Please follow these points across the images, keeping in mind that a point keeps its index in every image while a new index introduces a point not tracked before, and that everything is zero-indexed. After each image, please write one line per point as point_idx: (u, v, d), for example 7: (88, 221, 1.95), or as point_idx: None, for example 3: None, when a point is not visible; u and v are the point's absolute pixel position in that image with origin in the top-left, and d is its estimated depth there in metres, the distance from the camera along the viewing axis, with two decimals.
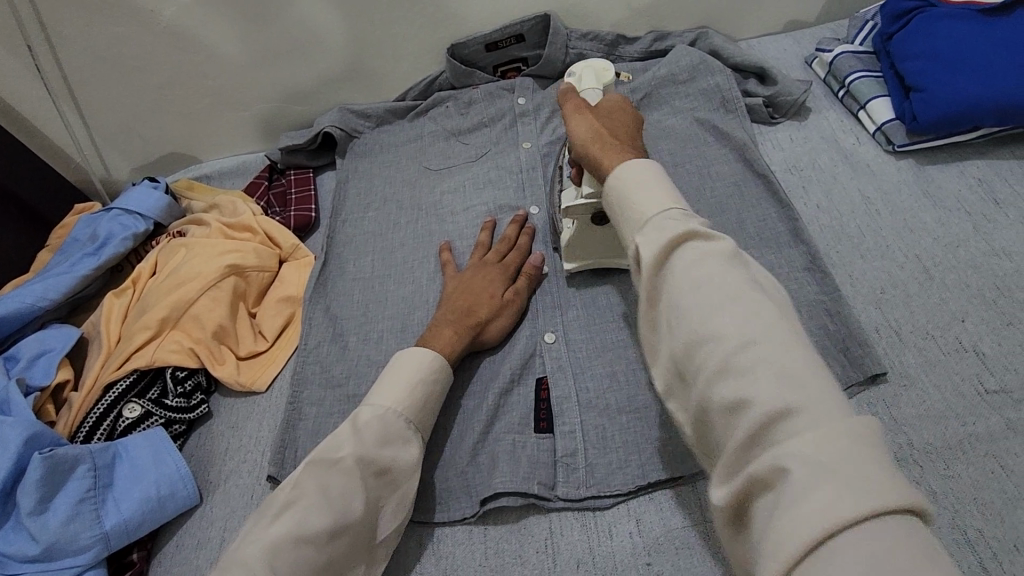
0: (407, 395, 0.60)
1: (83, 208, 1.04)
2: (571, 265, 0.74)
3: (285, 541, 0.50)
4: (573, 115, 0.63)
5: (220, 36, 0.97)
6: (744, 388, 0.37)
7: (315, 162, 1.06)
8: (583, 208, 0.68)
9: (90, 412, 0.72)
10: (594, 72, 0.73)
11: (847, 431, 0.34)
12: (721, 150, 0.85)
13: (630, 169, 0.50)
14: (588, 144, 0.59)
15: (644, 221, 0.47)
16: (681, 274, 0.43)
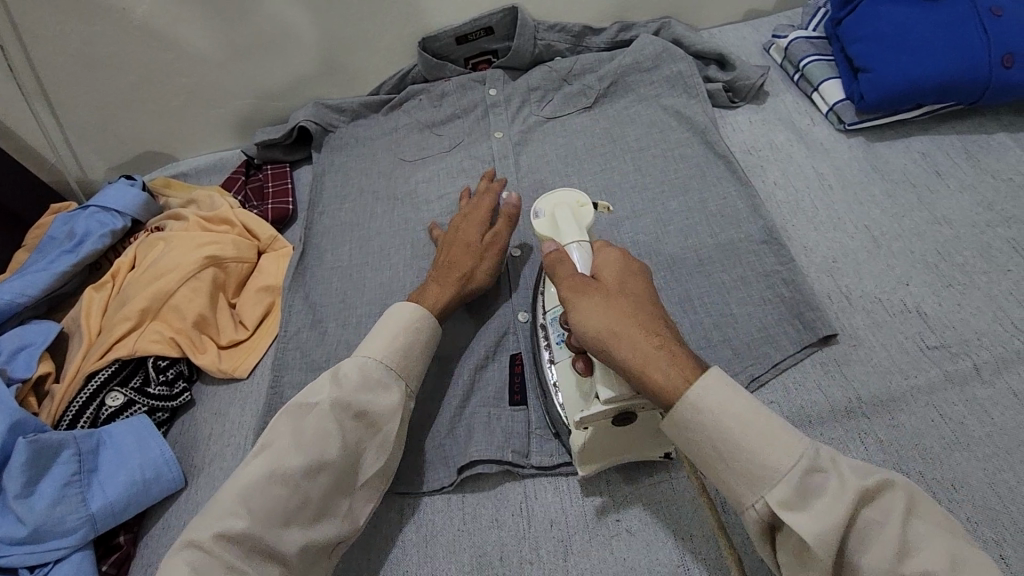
0: (387, 344, 0.62)
1: (59, 207, 1.04)
2: (587, 471, 0.60)
3: (261, 477, 0.54)
4: (577, 297, 0.55)
5: (193, 33, 0.98)
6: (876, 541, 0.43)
7: (291, 157, 1.08)
8: (603, 417, 0.55)
9: (73, 402, 0.74)
10: (569, 212, 0.64)
11: (926, 527, 0.43)
12: (684, 134, 0.89)
13: (709, 395, 0.48)
14: (633, 359, 0.50)
15: (771, 481, 0.45)
16: (712, 418, 0.48)
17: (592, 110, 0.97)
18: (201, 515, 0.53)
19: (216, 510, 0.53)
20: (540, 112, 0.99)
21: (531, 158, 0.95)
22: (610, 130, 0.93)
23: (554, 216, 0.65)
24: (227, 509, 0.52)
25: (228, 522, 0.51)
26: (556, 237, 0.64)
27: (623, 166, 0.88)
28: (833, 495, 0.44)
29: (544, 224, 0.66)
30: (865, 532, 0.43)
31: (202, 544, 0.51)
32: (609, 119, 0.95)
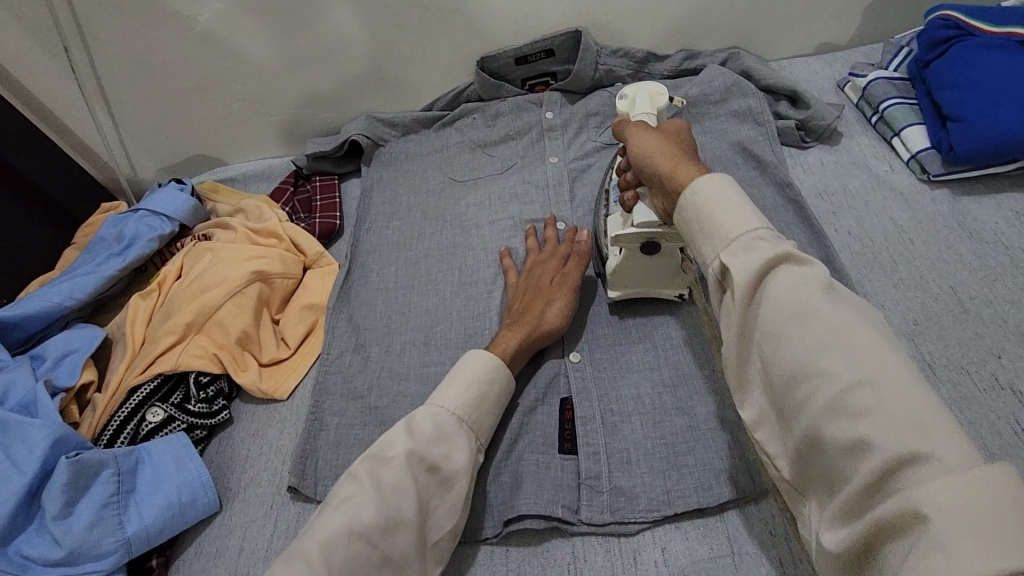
0: (461, 397, 0.62)
1: (110, 208, 1.06)
2: (616, 294, 0.73)
3: (340, 536, 0.52)
4: (640, 127, 0.64)
5: (252, 42, 0.98)
6: (819, 391, 0.43)
7: (341, 169, 1.07)
8: (633, 240, 0.66)
9: (113, 416, 0.73)
10: (650, 98, 0.71)
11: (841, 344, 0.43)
12: (751, 172, 0.85)
13: (708, 190, 0.52)
14: (664, 162, 0.58)
15: (726, 240, 0.50)
16: (695, 201, 0.53)
17: None
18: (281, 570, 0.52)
19: (294, 562, 0.51)
20: (599, 138, 0.96)
21: (588, 187, 0.93)
22: None
23: (634, 97, 0.71)
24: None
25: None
26: (629, 117, 0.71)
27: None
28: (768, 257, 0.47)
29: (623, 105, 0.72)
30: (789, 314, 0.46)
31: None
32: None
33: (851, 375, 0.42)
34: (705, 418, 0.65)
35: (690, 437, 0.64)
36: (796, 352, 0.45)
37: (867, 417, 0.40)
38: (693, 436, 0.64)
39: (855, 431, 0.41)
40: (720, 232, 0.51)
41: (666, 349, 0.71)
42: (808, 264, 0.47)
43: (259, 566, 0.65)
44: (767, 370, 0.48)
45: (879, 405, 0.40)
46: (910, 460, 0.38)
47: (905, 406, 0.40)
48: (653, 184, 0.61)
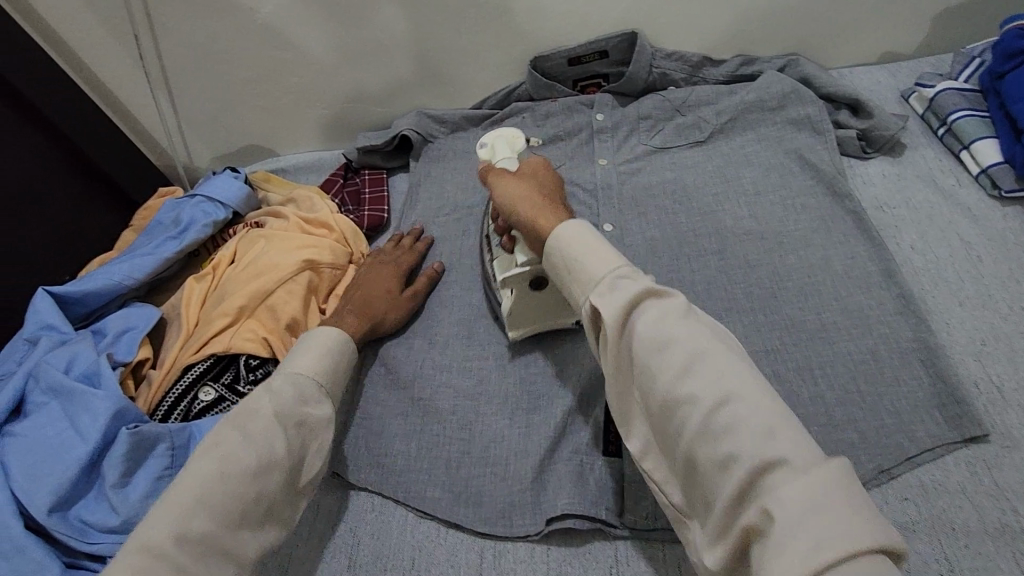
0: (314, 363, 0.67)
1: (167, 193, 1.09)
2: (516, 334, 0.74)
3: (213, 479, 0.54)
4: (500, 176, 0.70)
5: (310, 36, 1.00)
6: (688, 410, 0.44)
7: (389, 164, 1.08)
8: (521, 278, 0.69)
9: (169, 392, 0.75)
10: (506, 142, 0.75)
11: (709, 359, 0.45)
12: (807, 181, 0.84)
13: (570, 234, 0.58)
14: (528, 211, 0.65)
15: (591, 280, 0.54)
16: (562, 247, 0.58)
17: (706, 144, 0.92)
18: (153, 517, 0.52)
19: (167, 511, 0.52)
20: (649, 141, 0.95)
21: (636, 190, 0.90)
22: (723, 169, 0.89)
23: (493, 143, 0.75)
24: (178, 517, 0.51)
25: (189, 523, 0.51)
26: (491, 163, 0.75)
27: (737, 211, 0.83)
28: (630, 288, 0.50)
29: (485, 153, 0.76)
30: (650, 322, 0.48)
31: (164, 555, 0.49)
32: (723, 156, 0.90)
33: (717, 391, 0.43)
34: None
35: None
36: (665, 377, 0.45)
37: (731, 432, 0.41)
38: None
39: (715, 446, 0.42)
40: (588, 273, 0.54)
41: None
42: (666, 294, 0.50)
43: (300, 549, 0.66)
44: (645, 399, 0.48)
45: (751, 428, 0.41)
46: (762, 458, 0.40)
47: (759, 411, 0.42)
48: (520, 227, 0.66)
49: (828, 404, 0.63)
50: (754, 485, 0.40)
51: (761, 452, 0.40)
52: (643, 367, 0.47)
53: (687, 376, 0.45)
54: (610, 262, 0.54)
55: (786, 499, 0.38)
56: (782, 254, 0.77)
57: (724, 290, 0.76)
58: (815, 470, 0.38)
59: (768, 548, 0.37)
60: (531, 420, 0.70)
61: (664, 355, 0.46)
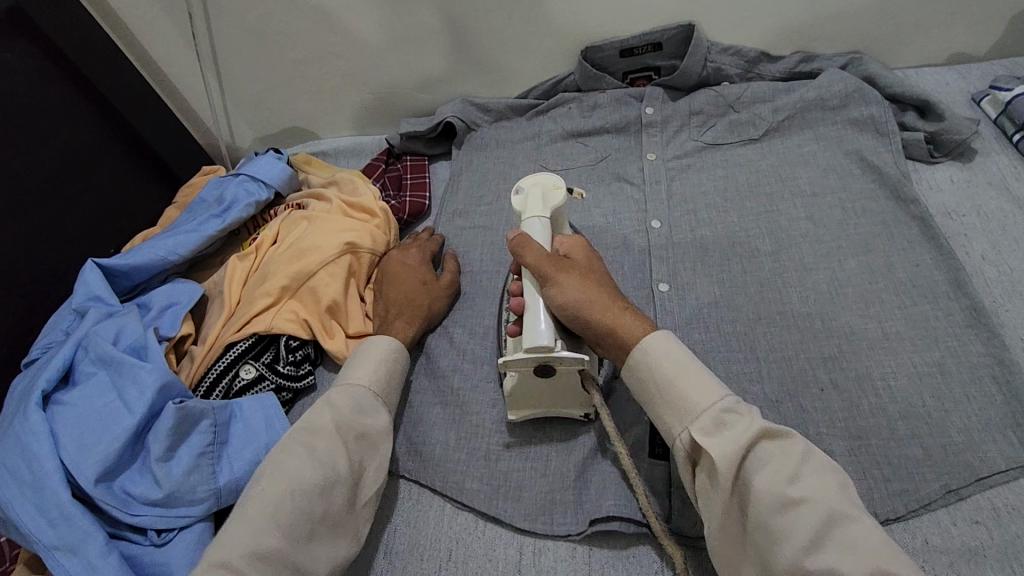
0: (373, 373, 0.66)
1: (210, 171, 1.10)
2: (515, 417, 0.67)
3: (281, 496, 0.55)
4: (554, 270, 0.63)
5: (361, 19, 0.99)
6: (789, 532, 0.46)
7: (432, 150, 1.07)
8: (525, 365, 0.61)
9: (211, 369, 0.75)
10: (542, 193, 0.72)
11: (819, 476, 0.49)
12: (869, 185, 0.80)
13: (659, 348, 0.57)
14: (609, 321, 0.60)
15: (693, 412, 0.53)
16: (655, 361, 0.56)
17: (761, 142, 0.89)
18: (227, 533, 0.53)
19: (241, 529, 0.53)
20: (700, 136, 0.92)
21: (685, 186, 0.87)
22: (779, 168, 0.86)
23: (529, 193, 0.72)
24: (252, 534, 0.52)
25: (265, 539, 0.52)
26: (522, 215, 0.72)
27: (793, 212, 0.80)
28: (744, 425, 0.51)
29: (518, 199, 0.73)
30: (761, 464, 0.50)
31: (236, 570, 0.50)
32: (779, 155, 0.87)
33: (822, 510, 0.47)
34: (816, 438, 0.61)
35: None
36: (772, 496, 0.48)
37: (851, 552, 0.45)
38: None
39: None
40: (685, 402, 0.54)
41: (770, 361, 0.67)
42: (787, 436, 0.51)
43: None
44: (762, 558, 0.48)
45: (865, 554, 0.44)
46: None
47: (869, 552, 0.44)
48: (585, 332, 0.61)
49: (890, 415, 0.61)
50: None
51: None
52: (754, 493, 0.49)
53: (791, 503, 0.47)
54: (708, 388, 0.54)
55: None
56: (841, 259, 0.74)
57: (778, 293, 0.73)
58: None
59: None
60: (573, 416, 0.68)
61: (766, 482, 0.48)
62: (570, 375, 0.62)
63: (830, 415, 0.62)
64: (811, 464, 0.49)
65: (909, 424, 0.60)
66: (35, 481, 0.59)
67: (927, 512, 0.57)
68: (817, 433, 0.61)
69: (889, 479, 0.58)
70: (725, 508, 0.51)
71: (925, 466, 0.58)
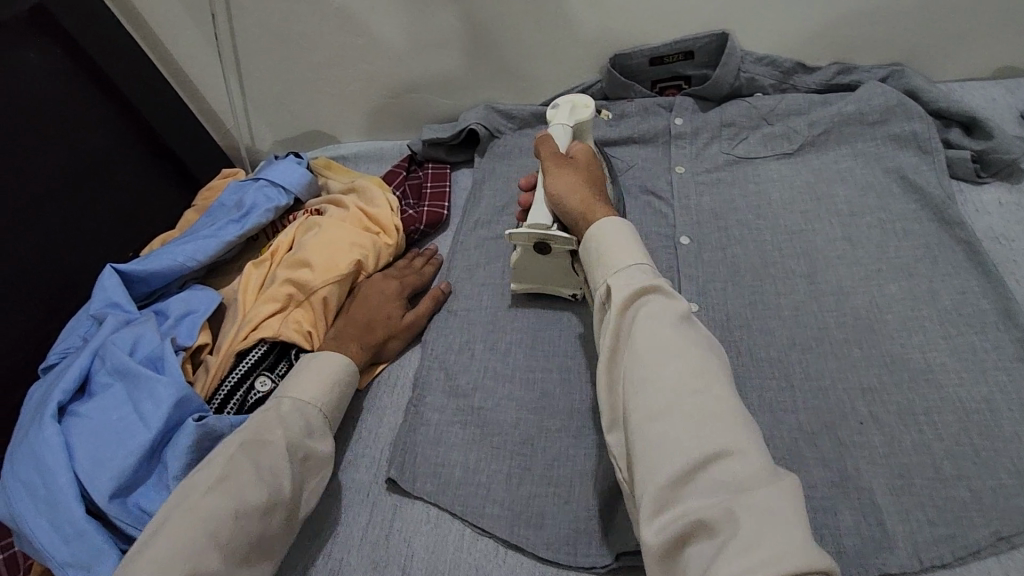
0: (322, 393, 0.67)
1: (230, 173, 1.09)
2: (516, 287, 0.79)
3: (222, 516, 0.54)
4: (555, 166, 0.72)
5: (386, 22, 0.98)
6: (672, 404, 0.50)
7: (454, 158, 1.05)
8: (526, 239, 0.72)
9: (225, 380, 0.74)
10: (571, 108, 0.79)
11: (704, 359, 0.52)
12: (910, 205, 0.77)
13: (611, 229, 0.62)
14: (580, 203, 0.67)
15: (615, 270, 0.59)
16: (599, 241, 0.62)
17: (794, 157, 0.86)
18: (157, 545, 0.52)
19: (169, 546, 0.52)
20: (731, 150, 0.89)
21: (715, 201, 0.85)
22: (814, 184, 0.82)
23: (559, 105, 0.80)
24: (190, 552, 0.52)
25: (197, 558, 0.51)
26: (550, 124, 0.79)
27: (828, 232, 0.77)
28: (646, 282, 0.57)
29: (552, 112, 0.81)
30: (653, 315, 0.55)
31: None
32: (814, 171, 0.84)
33: (704, 396, 0.50)
34: (855, 475, 0.58)
35: (832, 493, 0.58)
36: (658, 368, 0.52)
37: (710, 425, 0.48)
38: (836, 492, 0.58)
39: (684, 447, 0.47)
40: (613, 262, 0.60)
41: (805, 390, 0.64)
42: (675, 298, 0.56)
43: (353, 557, 0.64)
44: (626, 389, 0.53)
45: (725, 425, 0.48)
46: (721, 457, 0.47)
47: (719, 415, 0.49)
48: (569, 217, 0.68)
49: (934, 454, 0.58)
50: (722, 469, 0.46)
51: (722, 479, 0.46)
52: (640, 355, 0.53)
53: (671, 364, 0.52)
54: (631, 257, 0.60)
55: (751, 511, 0.43)
56: (882, 283, 0.70)
57: (814, 318, 0.70)
58: (777, 487, 0.44)
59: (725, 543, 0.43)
60: (598, 441, 0.66)
61: (658, 344, 0.53)
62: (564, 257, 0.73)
63: (868, 447, 0.59)
64: (699, 338, 0.54)
65: (954, 462, 0.57)
66: (49, 495, 0.58)
67: (976, 559, 0.54)
68: (854, 468, 0.59)
69: (935, 523, 0.55)
70: (617, 343, 0.56)
71: (973, 506, 0.55)
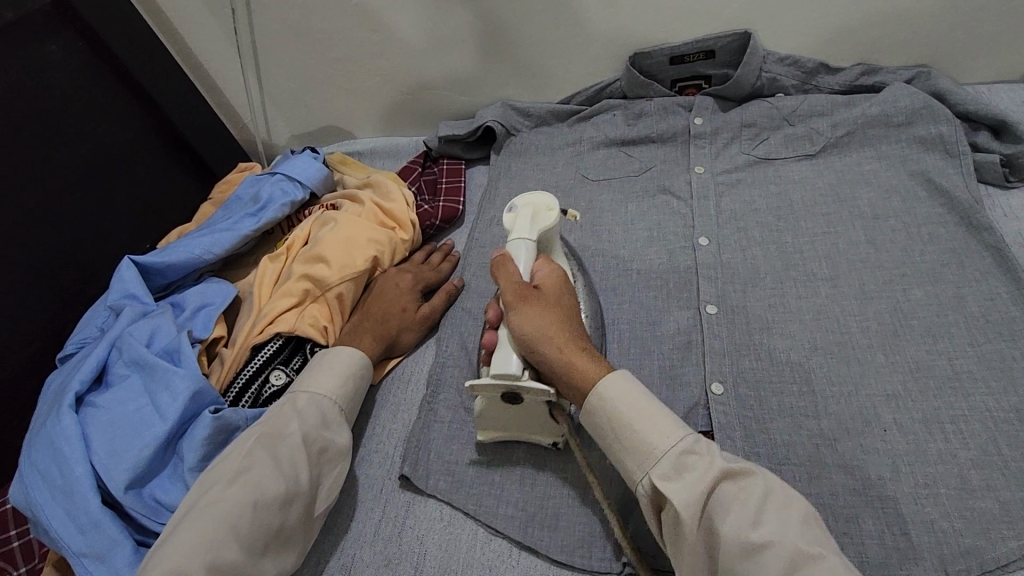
0: (339, 386, 0.67)
1: (246, 167, 1.09)
2: (483, 438, 0.67)
3: (242, 506, 0.54)
4: (520, 302, 0.63)
5: (404, 19, 0.97)
6: (721, 515, 0.48)
7: (469, 155, 1.05)
8: (493, 389, 0.62)
9: (240, 373, 0.74)
10: (532, 216, 0.71)
11: (746, 478, 0.49)
12: (936, 209, 0.75)
13: (613, 393, 0.56)
14: (559, 357, 0.59)
15: (653, 453, 0.52)
16: (612, 403, 0.56)
17: (816, 158, 0.85)
18: (178, 536, 0.52)
19: (189, 537, 0.52)
20: (751, 151, 0.87)
21: (734, 203, 0.83)
22: (837, 187, 0.81)
23: (518, 212, 0.71)
24: (211, 543, 0.52)
25: (217, 546, 0.51)
26: (509, 236, 0.70)
27: (852, 235, 0.76)
28: (704, 469, 0.50)
29: (509, 219, 0.72)
30: (714, 499, 0.49)
31: None
32: (836, 173, 0.82)
33: (753, 495, 0.48)
34: (879, 483, 0.57)
35: (854, 500, 0.57)
36: (705, 487, 0.49)
37: (766, 525, 0.46)
38: (858, 500, 0.57)
39: (736, 531, 0.46)
40: (642, 438, 0.53)
41: (827, 396, 0.63)
42: (746, 474, 0.49)
43: (366, 553, 0.64)
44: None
45: (787, 524, 0.46)
46: (803, 559, 0.44)
47: (792, 528, 0.46)
48: (544, 361, 0.60)
49: (961, 464, 0.57)
50: (800, 568, 0.44)
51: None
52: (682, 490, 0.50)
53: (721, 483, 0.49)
54: (669, 429, 0.53)
55: None
56: (907, 288, 0.69)
57: (836, 323, 0.68)
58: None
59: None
60: None
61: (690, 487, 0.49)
62: (537, 403, 0.62)
63: (892, 456, 0.58)
64: (769, 502, 0.47)
65: (981, 471, 0.56)
66: (66, 485, 0.58)
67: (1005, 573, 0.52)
68: (877, 475, 0.58)
69: (961, 534, 0.54)
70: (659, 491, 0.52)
71: (1002, 518, 0.54)
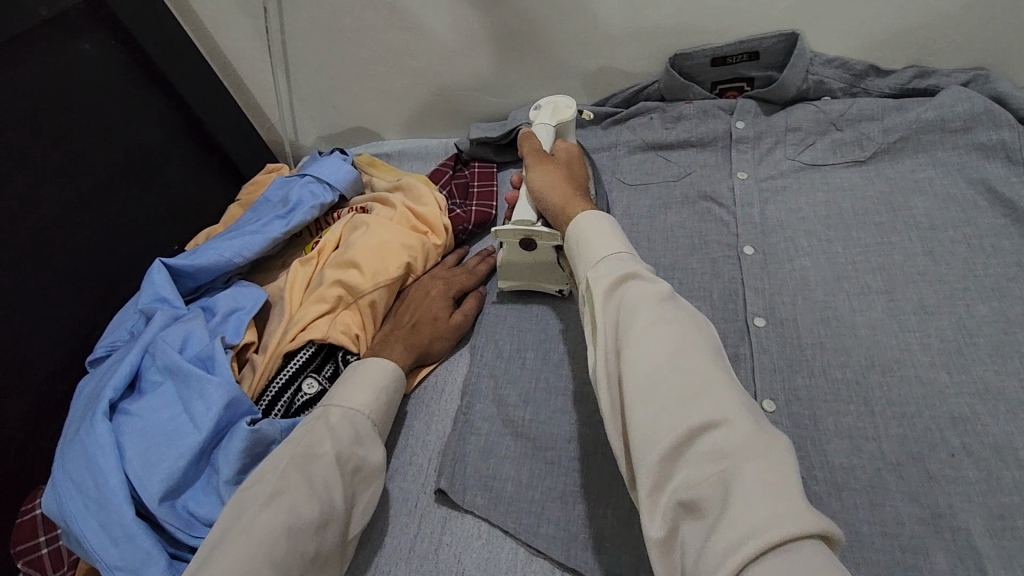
0: (372, 400, 0.65)
1: (275, 169, 1.08)
2: (504, 284, 0.78)
3: (277, 532, 0.52)
4: (537, 164, 0.72)
5: (437, 18, 0.95)
6: (672, 408, 0.45)
7: (501, 158, 1.02)
8: (511, 237, 0.72)
9: (272, 381, 0.72)
10: (554, 109, 0.80)
11: (709, 371, 0.47)
12: (998, 219, 0.72)
13: (587, 221, 0.60)
14: (559, 199, 0.66)
15: (598, 262, 0.56)
16: (579, 229, 0.60)
17: (867, 165, 0.81)
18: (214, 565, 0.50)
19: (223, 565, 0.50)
20: (797, 156, 0.84)
21: (780, 210, 0.80)
22: (889, 195, 0.77)
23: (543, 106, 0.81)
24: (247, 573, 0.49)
25: (253, 575, 0.49)
26: (533, 125, 0.80)
27: (908, 246, 0.72)
28: (628, 276, 0.54)
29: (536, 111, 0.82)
30: (644, 315, 0.51)
31: None
32: (888, 180, 0.79)
33: (717, 406, 0.45)
34: (947, 513, 0.54)
35: (917, 529, 0.54)
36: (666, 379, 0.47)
37: (718, 437, 0.43)
38: (922, 528, 0.54)
39: (682, 431, 0.44)
40: (594, 256, 0.57)
41: (885, 416, 0.60)
42: (688, 323, 0.50)
43: (401, 570, 0.62)
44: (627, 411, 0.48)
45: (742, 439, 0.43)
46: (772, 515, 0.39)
47: (743, 436, 0.43)
48: (546, 206, 0.68)
49: None
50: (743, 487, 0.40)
51: (713, 450, 0.43)
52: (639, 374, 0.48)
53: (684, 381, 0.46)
54: (614, 254, 0.56)
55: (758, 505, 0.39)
56: (970, 304, 0.66)
57: (894, 340, 0.65)
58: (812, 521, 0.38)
59: (716, 521, 0.40)
60: None
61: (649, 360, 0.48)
62: (551, 253, 0.73)
63: (958, 483, 0.55)
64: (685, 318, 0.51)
65: None
66: (99, 495, 0.57)
67: None
68: (941, 502, 0.55)
69: None
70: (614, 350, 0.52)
71: None
